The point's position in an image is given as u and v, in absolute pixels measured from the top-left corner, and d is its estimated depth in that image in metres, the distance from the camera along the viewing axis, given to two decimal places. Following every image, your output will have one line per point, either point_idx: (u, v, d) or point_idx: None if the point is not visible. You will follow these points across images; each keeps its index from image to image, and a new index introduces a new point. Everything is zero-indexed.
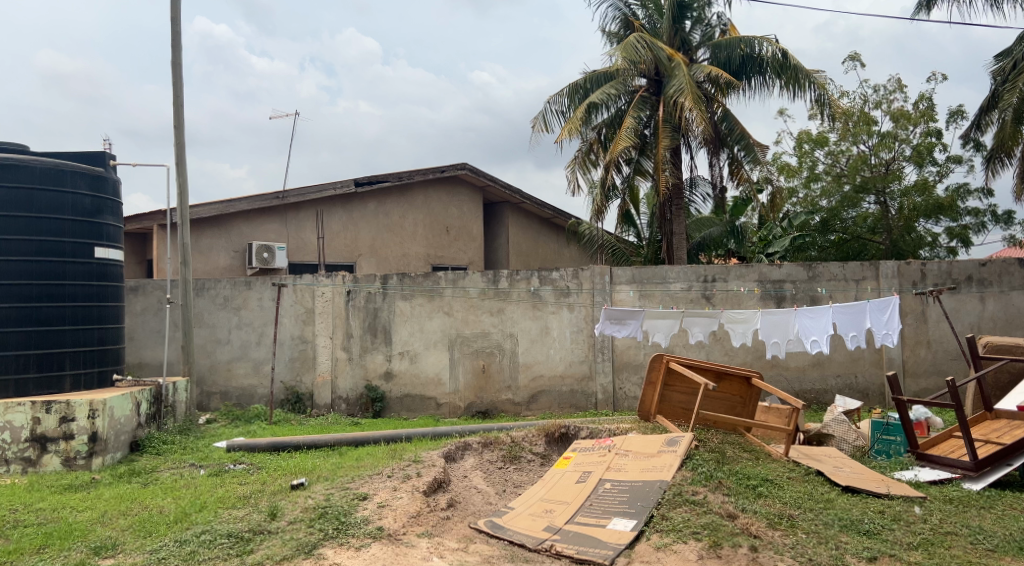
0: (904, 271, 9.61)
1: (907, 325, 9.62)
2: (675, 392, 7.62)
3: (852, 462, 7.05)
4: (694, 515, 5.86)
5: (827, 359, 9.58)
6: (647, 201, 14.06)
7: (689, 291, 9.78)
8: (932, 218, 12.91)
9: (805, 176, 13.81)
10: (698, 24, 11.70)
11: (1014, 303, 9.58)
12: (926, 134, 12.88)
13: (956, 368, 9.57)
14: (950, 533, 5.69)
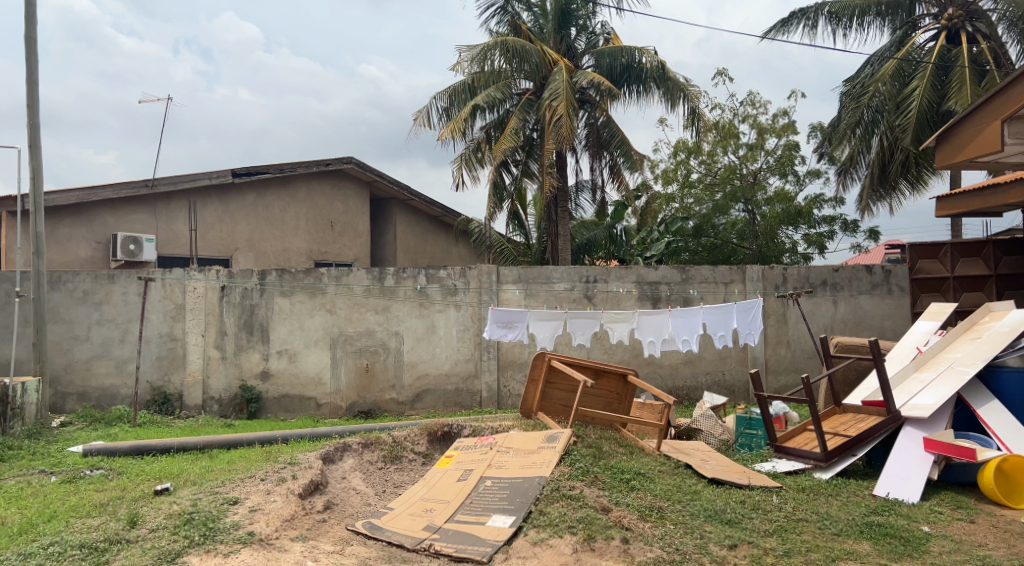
0: (768, 275, 10.25)
1: (770, 326, 10.25)
2: (556, 390, 7.79)
3: (718, 456, 7.44)
4: (570, 509, 6.00)
5: (697, 358, 10.07)
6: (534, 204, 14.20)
7: (572, 291, 9.98)
8: (792, 225, 13.88)
9: (681, 183, 14.43)
10: (583, 32, 12.03)
11: (861, 307, 10.39)
12: (788, 146, 13.77)
13: (811, 366, 10.29)
14: (801, 519, 6.12)
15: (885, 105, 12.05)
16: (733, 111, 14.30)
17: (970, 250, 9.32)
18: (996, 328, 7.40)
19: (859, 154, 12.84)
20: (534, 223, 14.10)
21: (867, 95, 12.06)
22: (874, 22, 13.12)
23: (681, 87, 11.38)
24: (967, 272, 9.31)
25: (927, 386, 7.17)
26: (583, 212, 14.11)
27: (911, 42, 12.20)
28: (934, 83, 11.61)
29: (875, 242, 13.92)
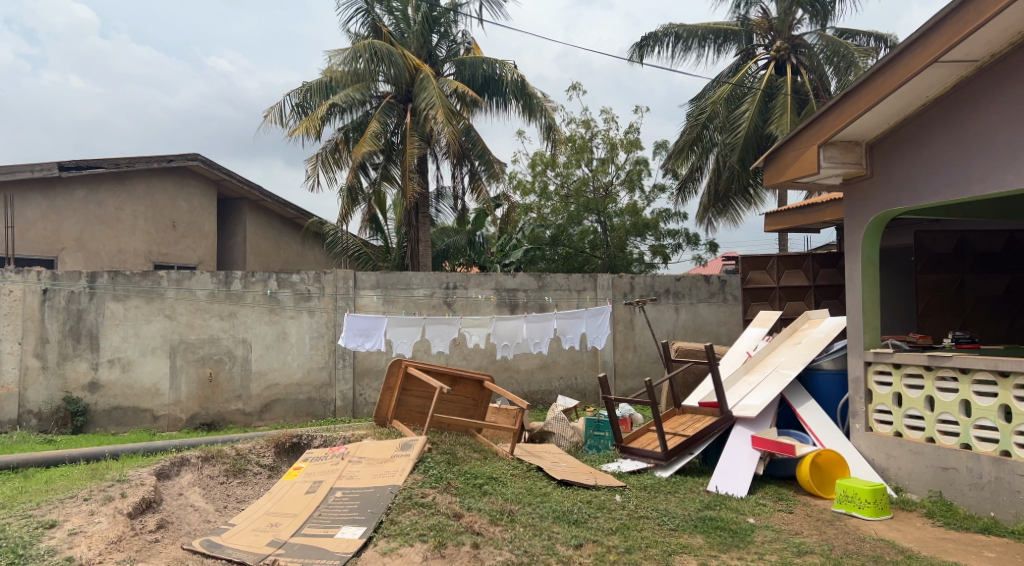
0: (617, 283, 10.72)
1: (619, 332, 10.70)
2: (412, 397, 7.72)
3: (568, 458, 7.67)
4: (423, 517, 5.96)
5: (551, 363, 10.35)
6: (393, 209, 14.10)
7: (431, 297, 9.95)
8: (641, 237, 14.66)
9: (538, 194, 14.83)
10: (444, 40, 12.14)
11: (699, 314, 11.11)
12: (635, 161, 14.50)
13: (655, 370, 10.86)
14: (642, 516, 6.43)
15: (719, 125, 13.27)
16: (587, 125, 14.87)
17: (793, 262, 10.15)
18: (813, 334, 8.14)
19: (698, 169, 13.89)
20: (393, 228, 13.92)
21: (705, 114, 13.17)
22: (714, 49, 14.23)
23: (539, 105, 11.74)
24: (790, 283, 10.17)
25: (755, 387, 7.78)
26: (442, 218, 14.18)
27: (745, 69, 13.40)
28: (762, 108, 12.82)
29: (713, 255, 14.97)
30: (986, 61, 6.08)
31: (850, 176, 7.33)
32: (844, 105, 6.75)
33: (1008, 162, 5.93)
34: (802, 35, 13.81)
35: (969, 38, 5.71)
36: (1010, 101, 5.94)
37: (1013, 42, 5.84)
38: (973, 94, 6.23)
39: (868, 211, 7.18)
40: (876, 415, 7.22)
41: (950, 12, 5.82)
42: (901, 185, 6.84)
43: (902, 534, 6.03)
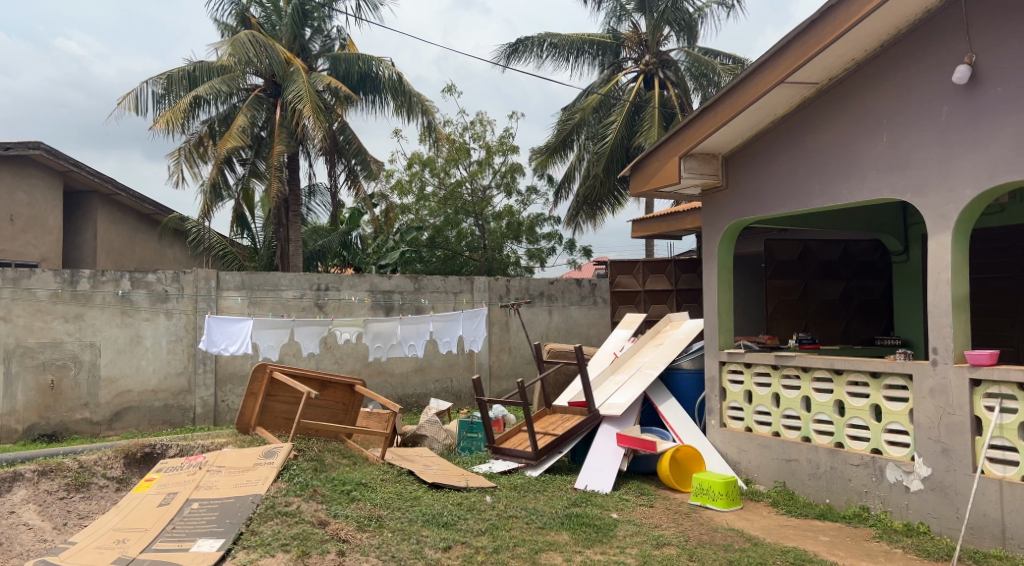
0: (493, 286, 10.85)
1: (494, 334, 10.80)
2: (278, 402, 7.45)
3: (440, 460, 7.64)
4: (285, 526, 5.74)
5: (426, 366, 10.30)
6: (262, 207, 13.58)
7: (301, 298, 9.65)
8: (517, 240, 14.93)
9: (415, 195, 14.72)
10: (318, 35, 11.84)
11: (572, 316, 11.43)
12: (511, 165, 14.70)
13: (529, 371, 11.06)
14: (511, 516, 6.50)
15: (587, 132, 14.05)
16: (466, 127, 15.19)
17: (657, 267, 10.64)
18: (675, 335, 8.58)
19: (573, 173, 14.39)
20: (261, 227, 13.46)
21: (575, 122, 13.87)
22: (589, 59, 14.67)
23: (417, 102, 11.63)
24: (655, 286, 10.64)
25: (621, 386, 8.08)
26: (315, 217, 13.91)
27: (616, 80, 14.01)
28: (630, 120, 13.49)
29: (587, 260, 15.35)
30: (826, 84, 6.61)
31: (708, 186, 7.79)
32: (703, 119, 7.15)
33: (843, 178, 6.50)
34: (669, 51, 14.55)
35: (809, 62, 6.19)
36: (844, 122, 6.51)
37: (847, 70, 6.42)
38: (814, 114, 6.78)
39: (723, 220, 7.64)
40: (729, 411, 7.70)
41: (794, 38, 6.28)
42: (752, 196, 7.35)
43: (750, 523, 6.44)
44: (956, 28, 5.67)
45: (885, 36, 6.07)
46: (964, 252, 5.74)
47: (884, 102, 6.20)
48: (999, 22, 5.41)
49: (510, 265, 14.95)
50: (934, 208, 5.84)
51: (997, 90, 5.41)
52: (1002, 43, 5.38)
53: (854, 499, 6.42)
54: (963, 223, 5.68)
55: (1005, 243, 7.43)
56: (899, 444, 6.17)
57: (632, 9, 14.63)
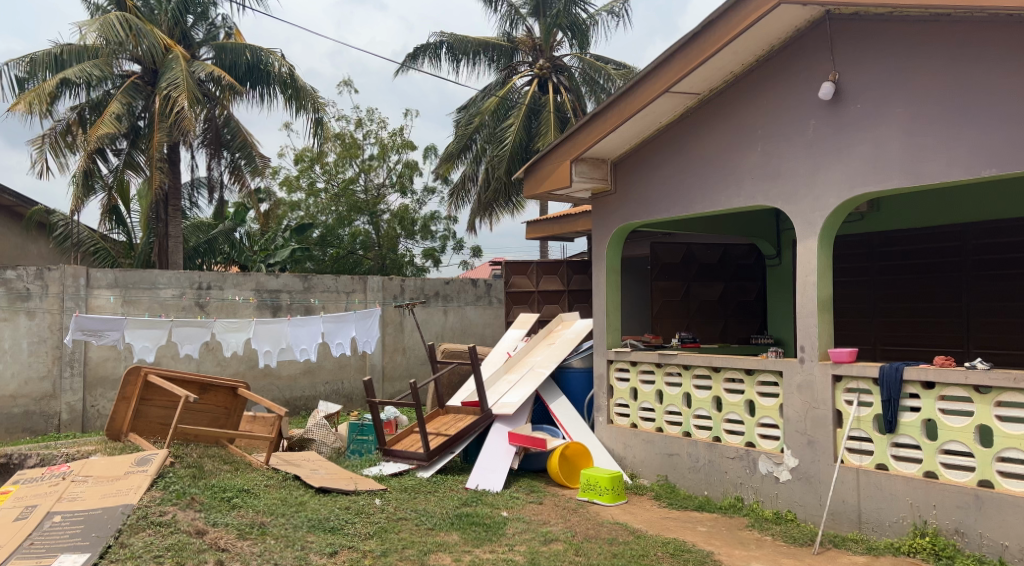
0: (387, 285, 10.75)
1: (388, 334, 10.68)
2: (153, 407, 7.06)
3: (328, 464, 7.46)
4: (158, 537, 5.42)
5: (316, 367, 10.05)
6: (138, 200, 12.84)
7: (180, 298, 9.18)
8: (410, 238, 15.05)
9: (305, 192, 14.57)
10: (201, 22, 11.37)
11: (467, 316, 11.49)
12: (407, 165, 14.61)
13: (423, 371, 11.01)
14: (401, 518, 6.42)
15: (486, 135, 14.11)
16: (359, 123, 15.01)
17: (550, 268, 10.85)
18: (566, 335, 8.77)
19: (470, 176, 14.50)
20: (137, 222, 12.77)
21: (473, 125, 14.00)
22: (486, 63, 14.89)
23: (307, 96, 11.35)
24: (548, 287, 10.85)
25: (513, 385, 8.16)
26: (198, 212, 13.36)
27: (512, 83, 14.24)
28: (527, 123, 13.76)
29: (479, 260, 15.46)
30: (707, 95, 6.93)
31: (597, 190, 8.00)
32: (593, 125, 7.33)
33: (722, 184, 6.84)
34: (562, 57, 14.91)
35: (691, 73, 6.46)
36: (723, 131, 6.84)
37: (725, 82, 6.75)
38: (696, 123, 7.08)
39: (612, 222, 7.87)
40: (617, 408, 7.93)
41: (677, 50, 6.55)
42: (639, 201, 7.60)
43: (634, 516, 6.66)
44: (822, 47, 6.08)
45: (759, 51, 6.42)
46: (828, 257, 6.16)
47: (759, 114, 6.56)
48: (859, 43, 5.83)
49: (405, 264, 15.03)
50: (802, 215, 6.24)
51: (858, 106, 5.83)
52: (861, 64, 5.81)
53: (730, 490, 6.76)
54: (827, 229, 6.09)
55: (863, 249, 8.06)
56: (770, 436, 6.54)
57: (526, 14, 15.01)
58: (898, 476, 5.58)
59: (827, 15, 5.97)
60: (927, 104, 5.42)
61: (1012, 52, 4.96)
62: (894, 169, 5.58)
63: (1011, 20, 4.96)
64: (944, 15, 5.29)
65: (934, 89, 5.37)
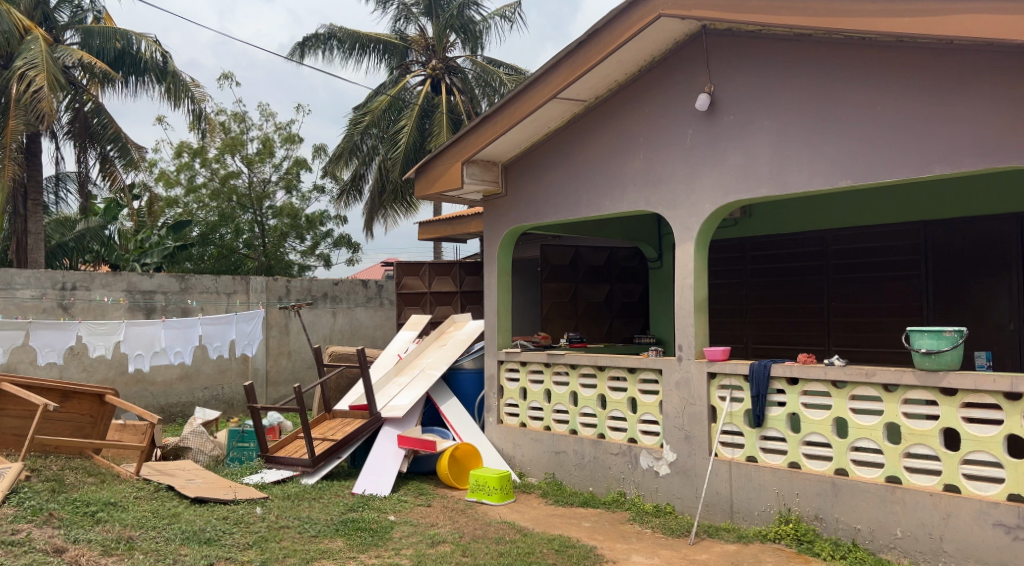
0: (271, 287, 10.49)
1: (272, 337, 10.44)
2: (7, 417, 6.54)
3: (205, 473, 7.13)
4: (9, 557, 4.96)
5: (193, 372, 9.60)
6: None
7: (41, 299, 8.42)
8: (296, 237, 15.35)
9: (185, 188, 14.56)
10: (66, 4, 10.67)
11: (356, 318, 11.44)
12: (294, 163, 14.56)
13: (308, 375, 10.80)
14: (282, 527, 6.20)
15: (378, 132, 14.03)
16: (240, 117, 14.46)
17: (442, 270, 10.86)
18: (457, 336, 8.77)
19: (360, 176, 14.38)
20: None
21: (365, 122, 13.80)
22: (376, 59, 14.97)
23: (183, 87, 10.92)
24: (439, 289, 10.85)
25: (403, 388, 8.08)
26: (65, 209, 12.63)
27: (404, 82, 14.36)
28: (420, 124, 13.71)
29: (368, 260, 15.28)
30: (593, 103, 7.12)
31: (488, 192, 8.06)
32: (483, 128, 7.37)
33: (607, 190, 7.05)
34: (455, 58, 14.99)
35: (577, 81, 6.62)
36: (608, 138, 7.05)
37: (609, 91, 6.96)
38: (583, 129, 7.27)
39: (503, 225, 7.94)
40: (506, 408, 8.01)
41: (563, 57, 6.68)
42: (528, 204, 7.72)
43: (521, 514, 6.74)
44: (698, 61, 6.38)
45: (641, 62, 6.66)
46: (703, 260, 6.46)
47: (641, 122, 6.80)
48: (732, 58, 6.15)
49: (291, 264, 15.35)
50: (680, 220, 6.51)
51: (731, 118, 6.15)
52: (734, 78, 6.14)
53: (613, 485, 6.97)
54: (703, 234, 6.39)
55: (736, 252, 8.51)
56: (651, 432, 6.80)
57: (417, 13, 15.06)
58: (765, 467, 5.92)
59: (703, 29, 6.27)
60: (791, 117, 5.78)
61: (863, 72, 5.38)
62: (762, 178, 5.93)
63: (864, 43, 5.37)
64: (806, 35, 5.67)
65: (797, 105, 5.75)
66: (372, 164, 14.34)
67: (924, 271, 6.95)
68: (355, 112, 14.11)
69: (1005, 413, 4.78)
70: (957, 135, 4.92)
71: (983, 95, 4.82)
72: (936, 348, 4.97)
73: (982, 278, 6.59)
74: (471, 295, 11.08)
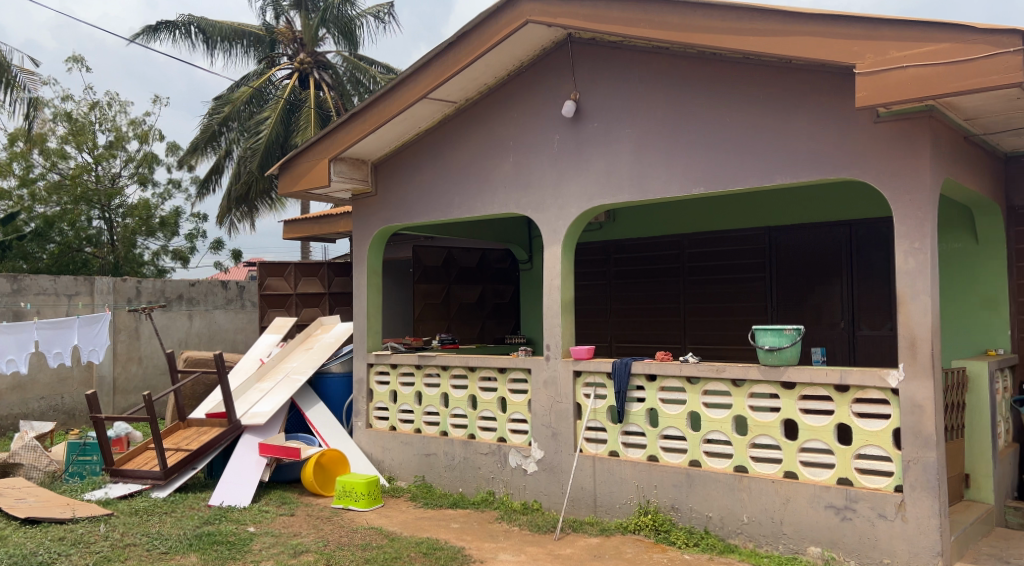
0: (119, 287, 9.81)
1: (120, 342, 9.82)
2: None
3: (39, 491, 6.51)
4: None
5: (28, 382, 8.79)
6: None
7: None
8: (150, 235, 14.72)
9: (18, 179, 13.27)
10: None
11: (215, 321, 10.92)
12: (144, 156, 13.81)
13: (162, 382, 10.24)
14: (128, 545, 5.75)
15: (238, 126, 13.86)
16: (89, 104, 13.46)
17: (309, 270, 10.55)
18: (324, 339, 8.53)
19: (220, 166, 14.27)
20: None
21: (224, 114, 13.53)
22: (240, 49, 14.44)
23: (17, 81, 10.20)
24: (306, 290, 10.52)
25: (265, 394, 7.75)
26: None
27: (267, 75, 14.05)
28: (285, 118, 13.46)
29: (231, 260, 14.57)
30: (463, 105, 7.15)
31: (357, 191, 7.91)
32: (351, 125, 7.21)
33: (476, 191, 7.10)
34: (325, 53, 14.78)
35: (446, 82, 6.61)
36: (477, 140, 7.10)
37: (479, 93, 7.01)
38: (453, 131, 7.27)
39: (372, 224, 7.80)
40: (376, 412, 7.88)
41: (433, 58, 6.63)
42: (399, 203, 7.63)
43: (389, 519, 6.63)
44: (564, 68, 6.55)
45: (510, 66, 6.75)
46: (570, 263, 6.63)
47: (510, 126, 6.89)
48: (595, 66, 6.35)
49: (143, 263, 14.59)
50: (548, 223, 6.64)
51: (595, 125, 6.35)
52: (598, 86, 6.34)
53: (482, 485, 7.01)
54: (569, 237, 6.55)
55: (601, 255, 8.81)
56: (519, 431, 6.90)
57: (286, 6, 14.77)
58: (627, 461, 6.15)
59: (569, 38, 6.45)
60: (650, 126, 6.04)
61: (714, 85, 5.72)
62: (625, 184, 6.16)
63: (715, 58, 5.70)
64: (663, 48, 5.94)
65: (655, 115, 6.02)
66: (227, 161, 14.33)
67: (769, 273, 7.46)
68: (214, 102, 13.84)
69: (835, 403, 5.21)
70: (795, 148, 5.32)
71: (817, 111, 5.23)
72: (778, 345, 5.33)
73: (819, 280, 7.16)
74: (339, 296, 10.83)
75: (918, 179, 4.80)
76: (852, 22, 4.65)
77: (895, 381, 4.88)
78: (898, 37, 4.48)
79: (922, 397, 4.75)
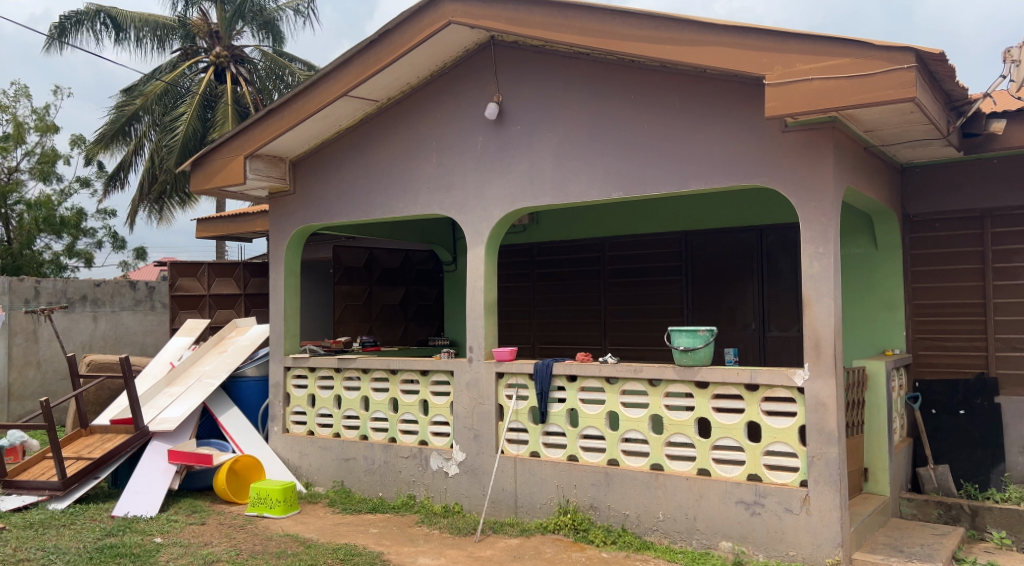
0: (15, 287, 9.33)
1: (15, 346, 9.26)
2: None
3: None
4: None
5: None
6: None
7: None
8: (52, 234, 13.96)
9: None
10: None
11: (122, 323, 10.46)
12: (46, 150, 13.14)
13: (62, 388, 9.69)
14: (21, 560, 5.41)
15: (149, 121, 13.31)
16: None
17: (223, 271, 10.22)
18: (239, 342, 8.26)
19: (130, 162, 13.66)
20: None
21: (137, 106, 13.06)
22: (152, 42, 13.90)
23: None
24: (220, 291, 10.19)
25: (175, 399, 7.44)
26: None
27: (181, 69, 13.60)
28: (202, 113, 13.10)
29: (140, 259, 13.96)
30: (385, 104, 7.06)
31: (274, 190, 7.71)
32: (268, 121, 7.02)
33: (398, 191, 7.02)
34: (242, 48, 14.38)
35: (368, 81, 6.51)
36: (399, 141, 7.02)
37: (401, 93, 6.94)
38: (375, 130, 7.17)
39: (291, 224, 7.61)
40: (293, 416, 7.69)
41: (354, 55, 6.53)
42: (318, 203, 7.47)
43: (305, 525, 6.48)
44: (487, 70, 6.56)
45: (432, 67, 6.71)
46: (493, 265, 6.63)
47: (432, 127, 6.85)
48: (517, 69, 6.39)
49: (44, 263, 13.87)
50: (471, 224, 6.63)
51: (518, 128, 6.38)
52: (520, 89, 6.38)
53: (403, 489, 6.93)
54: (492, 239, 6.56)
55: (525, 256, 8.86)
56: (441, 434, 6.86)
57: None
58: (547, 462, 6.20)
59: (492, 40, 6.47)
60: (572, 130, 6.12)
61: (632, 91, 5.83)
62: (547, 187, 6.21)
63: (634, 65, 5.82)
64: (584, 54, 6.02)
65: (576, 119, 6.10)
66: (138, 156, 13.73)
67: (685, 276, 7.66)
68: (123, 95, 13.29)
69: (746, 402, 5.39)
70: (710, 154, 5.48)
71: (730, 120, 5.41)
72: (692, 346, 5.48)
73: (731, 283, 7.41)
74: (255, 297, 10.54)
75: (822, 187, 5.03)
76: (762, 35, 4.82)
77: (801, 381, 5.08)
78: (805, 51, 4.67)
79: (825, 395, 4.97)
